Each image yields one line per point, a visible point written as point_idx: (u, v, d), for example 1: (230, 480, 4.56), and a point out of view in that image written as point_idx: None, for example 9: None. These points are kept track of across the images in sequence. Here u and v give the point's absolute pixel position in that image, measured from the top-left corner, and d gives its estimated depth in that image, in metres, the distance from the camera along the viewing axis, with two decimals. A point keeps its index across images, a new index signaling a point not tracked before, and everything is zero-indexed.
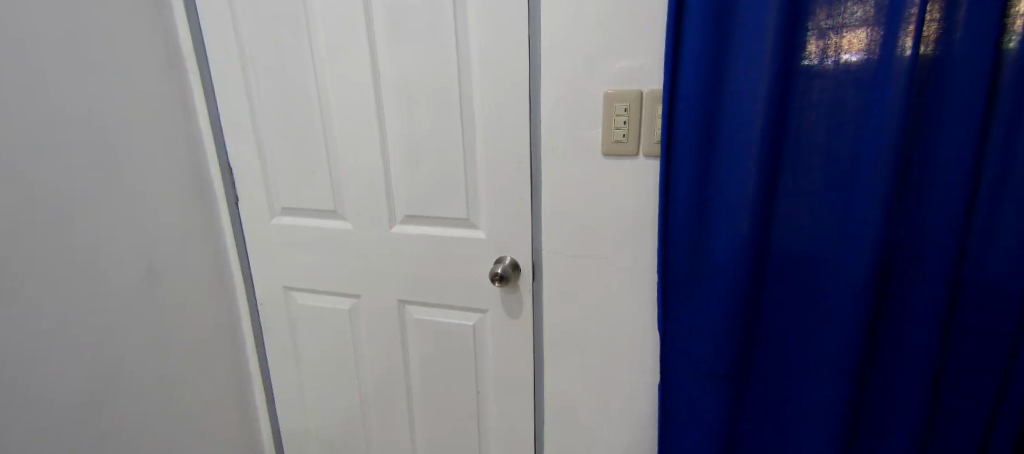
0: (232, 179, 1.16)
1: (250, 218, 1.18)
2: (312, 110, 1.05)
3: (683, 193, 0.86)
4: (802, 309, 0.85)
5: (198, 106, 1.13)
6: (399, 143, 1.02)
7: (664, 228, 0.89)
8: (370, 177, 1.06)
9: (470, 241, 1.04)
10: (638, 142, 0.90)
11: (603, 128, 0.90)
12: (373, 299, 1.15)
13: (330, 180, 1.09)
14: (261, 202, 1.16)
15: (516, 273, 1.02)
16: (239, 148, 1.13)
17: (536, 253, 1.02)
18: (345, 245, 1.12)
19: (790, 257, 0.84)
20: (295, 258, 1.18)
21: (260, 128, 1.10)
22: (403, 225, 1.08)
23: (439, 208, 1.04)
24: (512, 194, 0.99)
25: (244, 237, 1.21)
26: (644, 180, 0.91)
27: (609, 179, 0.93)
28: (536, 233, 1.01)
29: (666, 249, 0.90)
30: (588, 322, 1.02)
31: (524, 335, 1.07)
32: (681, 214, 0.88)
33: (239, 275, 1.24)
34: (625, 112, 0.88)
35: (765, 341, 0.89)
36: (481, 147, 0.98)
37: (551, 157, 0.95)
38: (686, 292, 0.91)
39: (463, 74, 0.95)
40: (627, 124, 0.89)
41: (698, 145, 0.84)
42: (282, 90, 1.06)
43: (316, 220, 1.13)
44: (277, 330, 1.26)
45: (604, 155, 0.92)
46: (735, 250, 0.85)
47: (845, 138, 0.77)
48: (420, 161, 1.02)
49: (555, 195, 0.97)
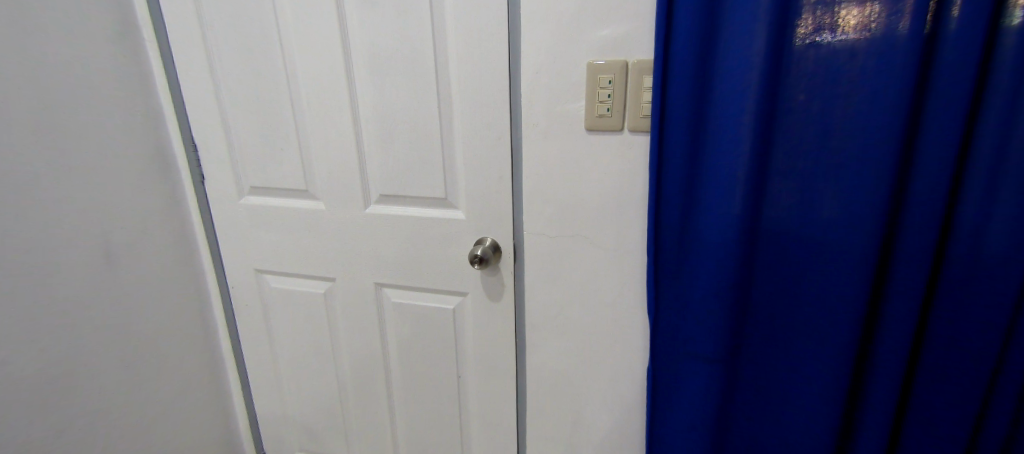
0: (197, 157, 1.09)
1: (216, 197, 1.11)
2: (279, 83, 0.98)
3: (676, 171, 0.82)
4: (795, 293, 0.81)
5: (157, 79, 1.06)
6: (372, 119, 0.96)
7: (656, 207, 0.84)
8: (342, 153, 1.00)
9: (448, 221, 0.99)
10: (622, 117, 0.84)
11: (586, 101, 0.85)
12: (349, 282, 1.10)
13: (300, 157, 1.02)
14: (227, 181, 1.09)
15: (496, 255, 0.98)
16: (202, 123, 1.06)
17: (517, 235, 0.97)
18: (318, 226, 1.07)
19: (782, 239, 0.80)
20: (265, 240, 1.12)
21: (224, 101, 1.03)
22: (378, 206, 1.02)
23: (416, 187, 0.99)
24: (491, 172, 0.94)
25: (211, 218, 1.14)
26: (631, 156, 0.86)
27: (592, 156, 0.88)
28: (518, 213, 0.96)
29: (658, 230, 0.85)
30: (571, 304, 0.99)
31: (506, 319, 1.04)
32: (674, 195, 0.83)
33: (208, 257, 1.19)
34: (609, 84, 0.83)
35: (754, 325, 0.85)
36: (458, 122, 0.93)
37: (532, 132, 0.90)
38: (675, 274, 0.87)
39: (439, 43, 0.89)
40: (611, 97, 0.83)
41: (691, 119, 0.79)
42: (245, 61, 0.99)
43: (286, 199, 1.07)
44: (249, 315, 1.20)
45: (588, 131, 0.87)
46: (726, 230, 0.82)
47: (840, 113, 0.72)
48: (395, 137, 0.96)
49: (536, 174, 0.92)
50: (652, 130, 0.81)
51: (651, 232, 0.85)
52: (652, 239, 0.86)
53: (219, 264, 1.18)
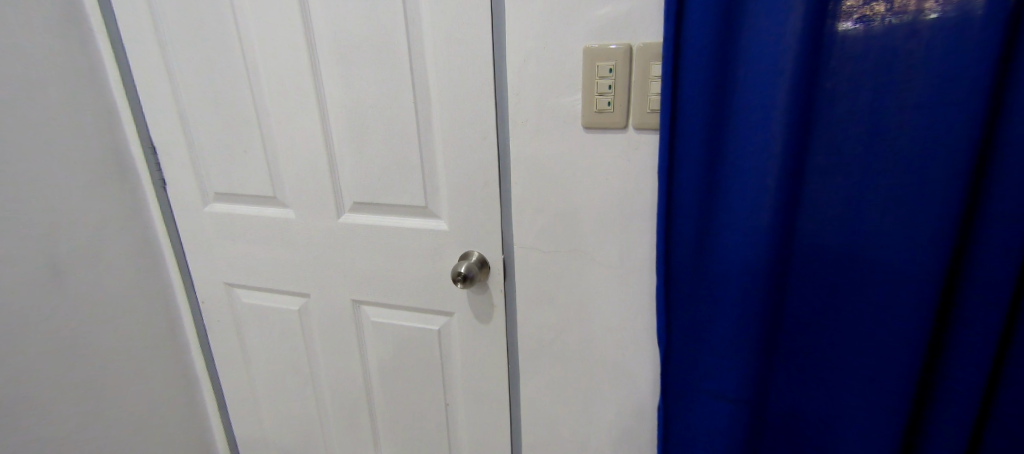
0: (157, 159, 0.99)
1: (180, 206, 1.01)
2: (238, 78, 0.87)
3: (690, 178, 0.68)
4: (837, 326, 0.67)
5: (109, 74, 0.96)
6: (341, 119, 0.85)
7: (667, 222, 0.70)
8: (311, 156, 0.88)
9: (429, 234, 0.87)
10: (626, 112, 0.70)
11: (583, 94, 0.71)
12: (325, 298, 1.00)
13: (266, 161, 0.92)
14: (191, 187, 0.99)
15: (483, 272, 0.86)
16: (160, 125, 0.96)
17: (507, 249, 0.85)
18: (289, 237, 0.96)
19: (822, 260, 0.66)
20: (234, 252, 1.02)
21: (181, 100, 0.93)
22: (352, 215, 0.91)
23: (392, 194, 0.87)
24: (475, 178, 0.81)
25: (175, 228, 1.04)
26: (637, 158, 0.72)
27: (592, 159, 0.74)
28: (507, 223, 0.83)
29: (669, 248, 0.72)
30: (569, 329, 0.86)
31: (496, 343, 0.92)
32: (688, 207, 0.69)
33: (175, 269, 1.09)
34: (610, 73, 0.69)
35: (785, 362, 0.71)
36: (437, 120, 0.80)
37: (521, 132, 0.77)
38: (690, 298, 0.74)
39: (412, 28, 0.77)
40: (613, 89, 0.69)
41: (708, 116, 0.65)
42: (202, 55, 0.88)
43: (254, 207, 0.97)
44: (222, 333, 1.11)
45: (586, 129, 0.73)
46: (751, 250, 0.68)
47: (897, 103, 0.58)
48: (367, 139, 0.84)
49: (527, 180, 0.79)
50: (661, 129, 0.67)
51: (661, 251, 0.72)
52: (662, 259, 0.72)
53: (186, 276, 1.08)
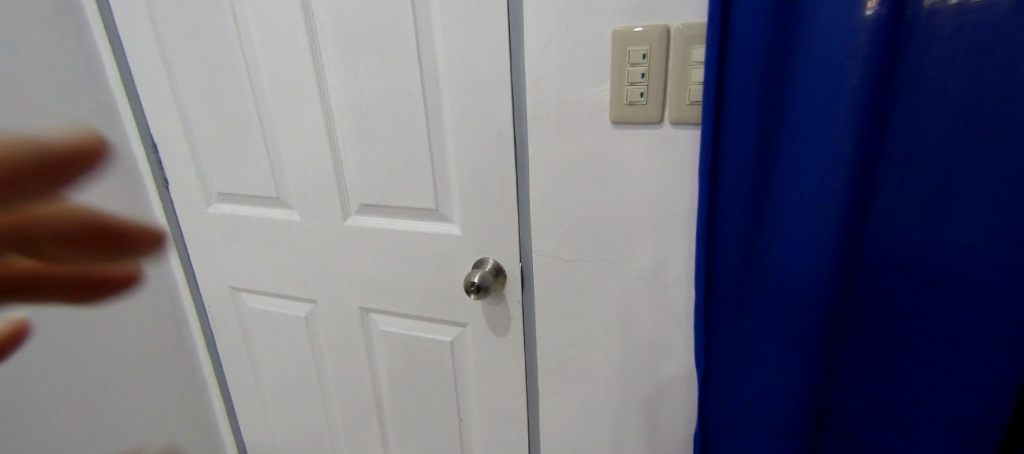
0: (158, 158, 0.94)
1: (183, 205, 0.97)
2: (236, 70, 0.81)
3: (737, 180, 0.58)
4: (908, 357, 0.57)
5: (107, 68, 0.91)
6: (344, 113, 0.77)
7: (708, 235, 0.61)
8: (314, 154, 0.82)
9: (440, 239, 0.80)
10: (662, 104, 0.60)
11: (612, 84, 0.61)
12: (331, 304, 0.94)
13: (268, 159, 0.86)
14: (193, 186, 0.94)
15: (499, 281, 0.78)
16: (160, 120, 0.91)
17: (525, 256, 0.77)
18: (294, 239, 0.91)
19: (890, 280, 0.56)
20: (239, 254, 0.97)
21: (180, 93, 0.87)
22: (358, 217, 0.85)
23: (401, 196, 0.80)
24: (490, 179, 0.73)
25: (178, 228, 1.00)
26: (676, 158, 0.62)
27: (622, 159, 0.65)
28: (525, 229, 0.75)
29: (710, 264, 0.62)
30: (594, 346, 0.77)
31: (512, 357, 0.84)
32: (732, 217, 0.60)
33: (181, 272, 1.05)
34: (643, 59, 0.59)
35: (842, 397, 0.62)
36: (448, 115, 0.72)
37: (540, 127, 0.68)
38: (733, 316, 0.64)
39: (419, 9, 0.68)
40: (646, 78, 0.59)
41: (758, 112, 0.56)
42: (199, 46, 0.82)
43: (257, 208, 0.91)
44: (230, 336, 1.07)
45: (614, 124, 0.63)
46: (808, 268, 0.58)
47: (1001, 90, 0.47)
48: (372, 136, 0.77)
49: (547, 181, 0.70)
50: (703, 123, 0.57)
51: (700, 267, 0.62)
52: (701, 276, 0.63)
53: (191, 277, 1.05)
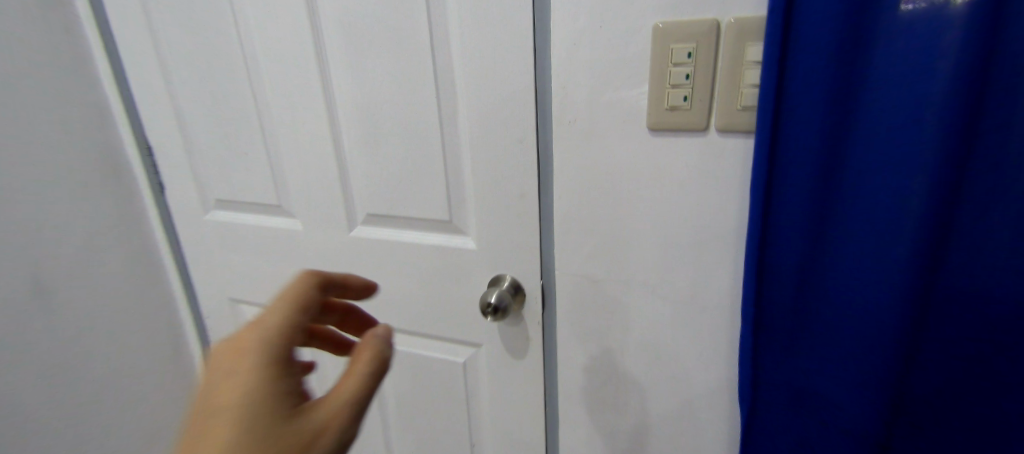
0: (153, 161, 0.89)
1: (180, 212, 0.91)
2: (234, 68, 0.75)
3: (797, 196, 0.50)
4: (997, 410, 0.48)
5: (100, 66, 0.86)
6: (350, 117, 0.71)
7: (759, 256, 0.53)
8: (317, 161, 0.75)
9: (453, 253, 0.74)
10: (708, 110, 0.53)
11: (651, 87, 0.54)
12: None
13: (268, 165, 0.80)
14: (190, 192, 0.88)
15: (517, 301, 0.71)
16: (155, 121, 0.85)
17: (546, 274, 0.70)
18: (296, 250, 0.85)
19: (979, 321, 0.47)
20: (238, 265, 0.91)
21: (176, 93, 0.81)
22: (365, 228, 0.78)
23: (410, 206, 0.73)
24: (509, 190, 0.66)
25: (175, 235, 0.95)
26: (722, 171, 0.55)
27: (659, 170, 0.58)
28: (547, 244, 0.68)
29: (761, 289, 0.55)
30: (620, 374, 0.70)
31: (530, 383, 0.77)
32: (789, 237, 0.52)
33: (177, 280, 1.00)
34: (689, 59, 0.51)
35: (909, 453, 0.53)
36: (463, 119, 0.65)
37: (567, 133, 0.61)
38: (787, 351, 0.56)
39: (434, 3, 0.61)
40: (692, 79, 0.52)
41: (826, 117, 0.47)
42: (196, 43, 0.76)
43: (258, 216, 0.85)
44: None
45: (652, 131, 0.56)
46: (878, 302, 0.49)
47: None
48: (380, 142, 0.71)
49: (572, 194, 0.63)
50: (760, 130, 0.49)
51: (749, 293, 0.55)
52: (750, 303, 0.55)
53: (189, 287, 1.00)
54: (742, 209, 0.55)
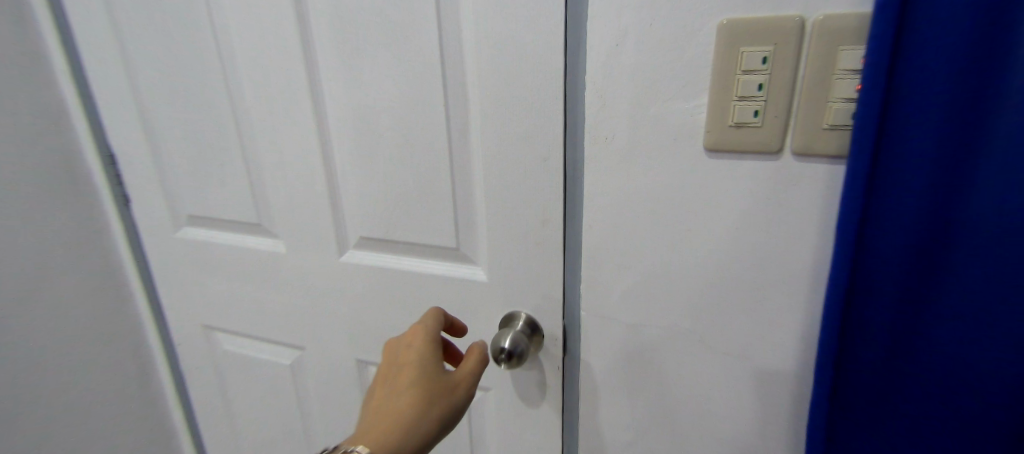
0: (118, 171, 0.78)
1: (148, 228, 0.80)
2: (208, 67, 0.64)
3: (899, 234, 0.41)
4: None
5: (55, 61, 0.74)
6: (342, 126, 0.61)
7: (843, 309, 0.43)
8: (303, 176, 0.65)
9: (459, 286, 0.63)
10: (783, 128, 0.43)
11: (712, 98, 0.44)
12: (322, 353, 0.77)
13: (247, 179, 0.69)
14: (159, 207, 0.77)
15: (535, 344, 0.61)
16: (119, 126, 0.74)
17: (570, 315, 0.60)
18: (278, 275, 0.74)
19: None
20: (213, 288, 0.80)
21: (142, 94, 0.70)
22: (357, 252, 0.68)
23: (411, 230, 0.63)
24: (529, 215, 0.56)
25: (143, 256, 0.84)
26: (796, 202, 0.45)
27: (716, 198, 0.48)
28: (572, 280, 0.58)
29: (841, 348, 0.45)
30: (654, 432, 0.60)
31: (545, 436, 0.67)
32: (882, 286, 0.42)
33: (145, 303, 0.88)
34: (763, 65, 0.41)
35: None
36: (476, 132, 0.55)
37: (603, 152, 0.51)
38: (872, 420, 0.46)
39: None
40: (765, 90, 0.42)
41: (942, 141, 0.38)
42: (165, 36, 0.65)
43: (235, 236, 0.75)
44: (204, 379, 0.91)
45: (709, 151, 0.46)
46: (992, 367, 0.40)
47: None
48: (377, 157, 0.60)
49: (605, 223, 0.53)
50: (859, 156, 0.39)
51: (828, 353, 0.44)
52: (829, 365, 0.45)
53: (159, 312, 0.88)
54: (821, 249, 0.46)
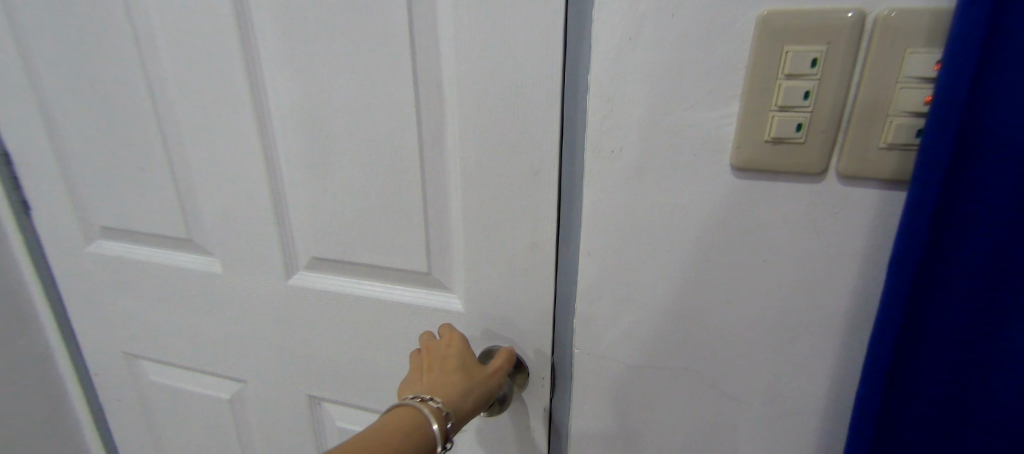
0: (12, 171, 0.64)
1: (52, 240, 0.67)
2: (122, 48, 0.53)
3: (970, 279, 0.33)
4: None
5: None
6: (288, 127, 0.50)
7: (890, 366, 0.36)
8: (241, 184, 0.54)
9: (429, 318, 0.54)
10: (830, 146, 0.36)
11: (745, 108, 0.37)
12: (265, 387, 0.66)
13: (173, 185, 0.58)
14: (65, 215, 0.64)
15: (518, 383, 0.52)
16: (12, 117, 0.61)
17: (559, 353, 0.51)
18: (212, 298, 0.63)
19: None
20: (134, 312, 0.68)
21: (39, 79, 0.58)
22: (308, 274, 0.58)
23: (371, 251, 0.53)
24: (515, 238, 0.47)
25: (49, 271, 0.70)
26: (836, 232, 0.38)
27: (740, 225, 0.40)
28: (563, 313, 0.49)
29: (884, 410, 0.37)
30: None
31: None
32: (940, 337, 0.35)
33: (52, 328, 0.74)
34: (812, 70, 0.34)
35: None
36: (452, 139, 0.46)
37: (607, 166, 0.42)
38: None
39: None
40: (812, 101, 0.35)
41: None
42: (69, 8, 0.53)
43: (160, 251, 0.63)
44: (127, 413, 0.78)
45: (737, 170, 0.39)
46: None
47: None
48: (331, 164, 0.50)
49: (605, 250, 0.45)
50: (928, 181, 0.32)
51: (869, 416, 0.37)
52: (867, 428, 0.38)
53: (71, 337, 0.74)
54: (861, 287, 0.39)
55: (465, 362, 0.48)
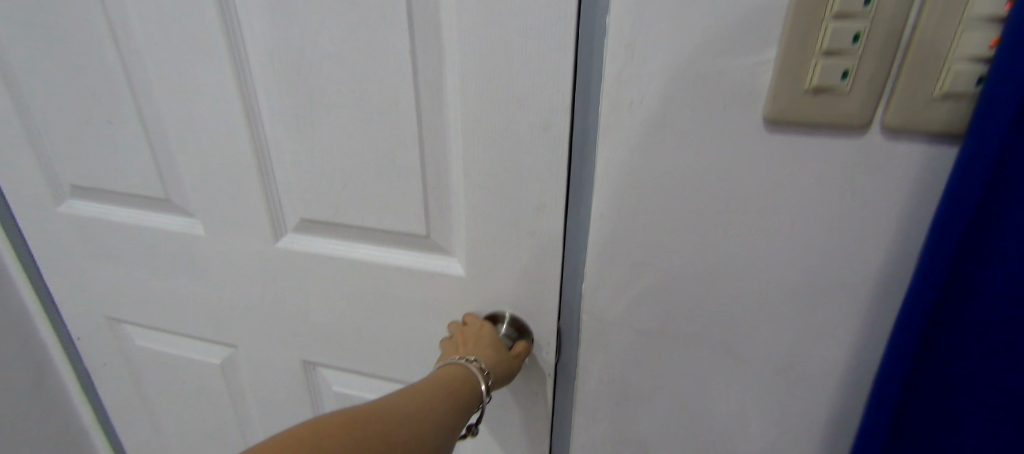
0: None
1: (20, 200, 0.62)
2: None
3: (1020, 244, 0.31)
4: None
5: None
6: (270, 77, 0.45)
7: (924, 332, 0.35)
8: (222, 140, 0.50)
9: (429, 283, 0.51)
10: (875, 95, 0.33)
11: (784, 54, 0.33)
12: (258, 353, 0.64)
13: (147, 141, 0.53)
14: (32, 173, 0.60)
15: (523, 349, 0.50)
16: None
17: (568, 319, 0.49)
18: (197, 262, 0.59)
19: None
20: (115, 276, 0.64)
21: None
22: (299, 237, 0.54)
23: (366, 213, 0.50)
24: (523, 201, 0.43)
25: (18, 232, 0.66)
26: (871, 193, 0.35)
27: (768, 186, 0.37)
28: (571, 278, 0.47)
29: (913, 374, 0.36)
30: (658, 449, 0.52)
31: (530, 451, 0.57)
32: (978, 305, 0.33)
33: (28, 290, 0.70)
34: (865, 9, 0.30)
35: None
36: (453, 89, 0.41)
37: (626, 121, 0.39)
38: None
39: None
40: (861, 44, 0.31)
41: None
42: None
43: (138, 212, 0.59)
44: (115, 379, 0.75)
45: (769, 123, 0.36)
46: None
47: None
48: (320, 118, 0.46)
49: (620, 212, 0.42)
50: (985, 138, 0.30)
51: (894, 381, 0.36)
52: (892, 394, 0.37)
53: (48, 301, 0.71)
54: (893, 250, 0.37)
55: (495, 338, 0.48)
